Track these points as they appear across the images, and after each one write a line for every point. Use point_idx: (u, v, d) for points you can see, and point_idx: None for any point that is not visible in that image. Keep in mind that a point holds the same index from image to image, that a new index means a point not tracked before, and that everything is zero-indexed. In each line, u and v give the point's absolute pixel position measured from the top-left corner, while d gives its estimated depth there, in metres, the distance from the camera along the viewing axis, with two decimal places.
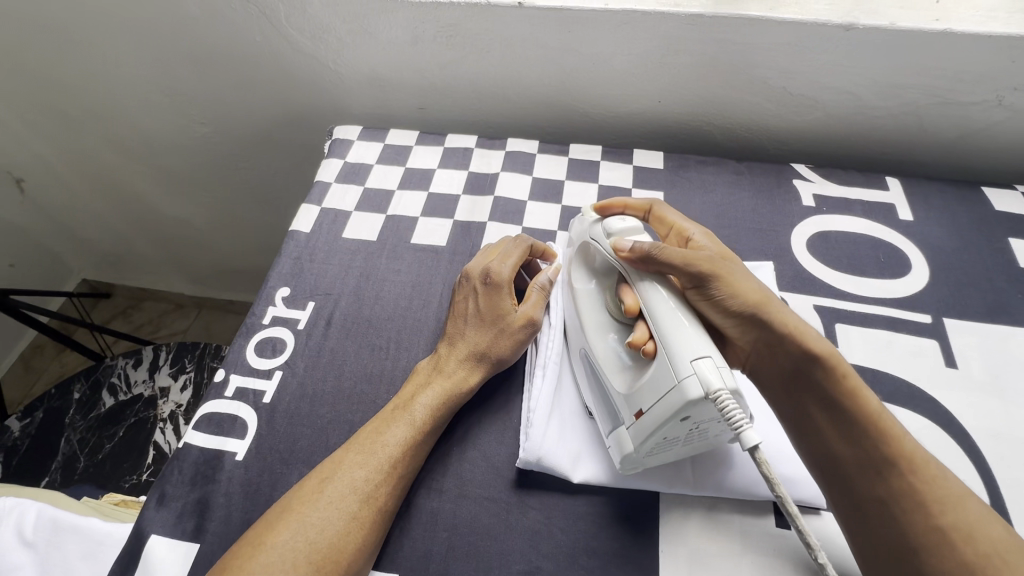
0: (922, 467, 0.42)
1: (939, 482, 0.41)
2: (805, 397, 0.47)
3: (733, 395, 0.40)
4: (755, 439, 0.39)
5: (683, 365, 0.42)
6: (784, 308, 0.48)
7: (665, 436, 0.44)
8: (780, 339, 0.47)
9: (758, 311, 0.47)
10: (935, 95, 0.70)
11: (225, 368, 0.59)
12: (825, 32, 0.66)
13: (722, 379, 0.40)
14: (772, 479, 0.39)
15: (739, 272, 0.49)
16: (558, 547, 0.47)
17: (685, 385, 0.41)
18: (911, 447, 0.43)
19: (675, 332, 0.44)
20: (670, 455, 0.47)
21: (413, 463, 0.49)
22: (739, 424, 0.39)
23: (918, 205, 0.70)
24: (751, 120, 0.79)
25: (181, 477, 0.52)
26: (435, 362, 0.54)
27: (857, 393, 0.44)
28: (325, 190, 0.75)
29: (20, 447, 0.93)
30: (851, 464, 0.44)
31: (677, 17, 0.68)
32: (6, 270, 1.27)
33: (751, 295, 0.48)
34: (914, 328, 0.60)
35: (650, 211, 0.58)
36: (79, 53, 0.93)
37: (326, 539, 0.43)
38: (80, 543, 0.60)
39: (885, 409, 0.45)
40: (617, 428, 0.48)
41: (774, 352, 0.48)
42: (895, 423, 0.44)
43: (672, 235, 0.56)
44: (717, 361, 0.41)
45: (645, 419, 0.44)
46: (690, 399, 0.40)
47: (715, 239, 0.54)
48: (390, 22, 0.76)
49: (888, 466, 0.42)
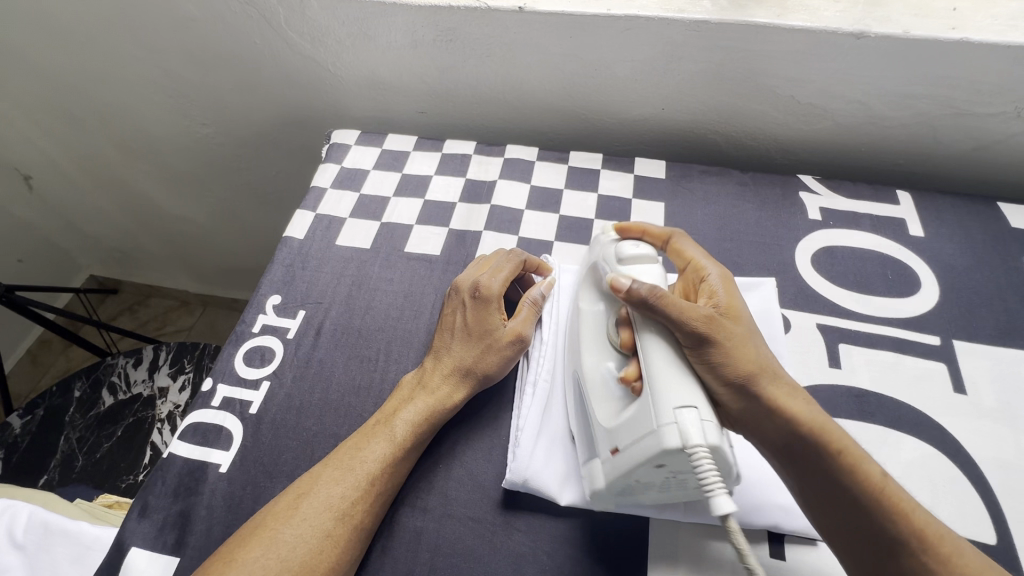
0: (934, 545, 0.40)
1: (953, 561, 0.39)
2: (804, 474, 0.44)
3: (711, 451, 0.39)
4: (728, 506, 0.38)
5: (664, 412, 0.40)
6: (780, 377, 0.46)
7: (637, 478, 0.42)
8: (776, 410, 0.44)
9: (753, 379, 0.45)
10: (950, 107, 0.67)
11: (213, 377, 0.58)
12: (836, 40, 0.64)
13: (703, 434, 0.39)
14: (743, 552, 0.37)
15: (737, 334, 0.46)
16: (543, 571, 0.46)
17: (662, 433, 0.40)
18: (924, 524, 0.40)
19: (663, 376, 0.42)
20: (646, 497, 0.46)
21: (393, 480, 0.48)
22: (711, 487, 0.38)
23: (930, 220, 0.68)
24: (757, 129, 0.77)
25: (164, 488, 0.51)
26: (420, 376, 0.53)
27: (860, 465, 0.42)
28: (320, 195, 0.74)
29: (20, 445, 0.93)
30: (857, 540, 0.41)
31: (681, 22, 0.66)
32: (14, 266, 1.28)
33: (746, 359, 0.45)
34: (922, 350, 0.58)
35: (669, 241, 0.56)
36: (83, 55, 0.94)
37: (299, 557, 0.42)
38: (69, 547, 0.60)
39: (891, 479, 0.42)
40: (592, 459, 0.47)
41: (771, 420, 0.45)
42: (904, 495, 0.41)
43: (689, 270, 0.54)
44: (702, 415, 0.40)
45: (618, 458, 0.43)
46: (666, 448, 0.39)
47: (731, 284, 0.51)
48: (389, 26, 0.75)
49: (896, 545, 0.40)
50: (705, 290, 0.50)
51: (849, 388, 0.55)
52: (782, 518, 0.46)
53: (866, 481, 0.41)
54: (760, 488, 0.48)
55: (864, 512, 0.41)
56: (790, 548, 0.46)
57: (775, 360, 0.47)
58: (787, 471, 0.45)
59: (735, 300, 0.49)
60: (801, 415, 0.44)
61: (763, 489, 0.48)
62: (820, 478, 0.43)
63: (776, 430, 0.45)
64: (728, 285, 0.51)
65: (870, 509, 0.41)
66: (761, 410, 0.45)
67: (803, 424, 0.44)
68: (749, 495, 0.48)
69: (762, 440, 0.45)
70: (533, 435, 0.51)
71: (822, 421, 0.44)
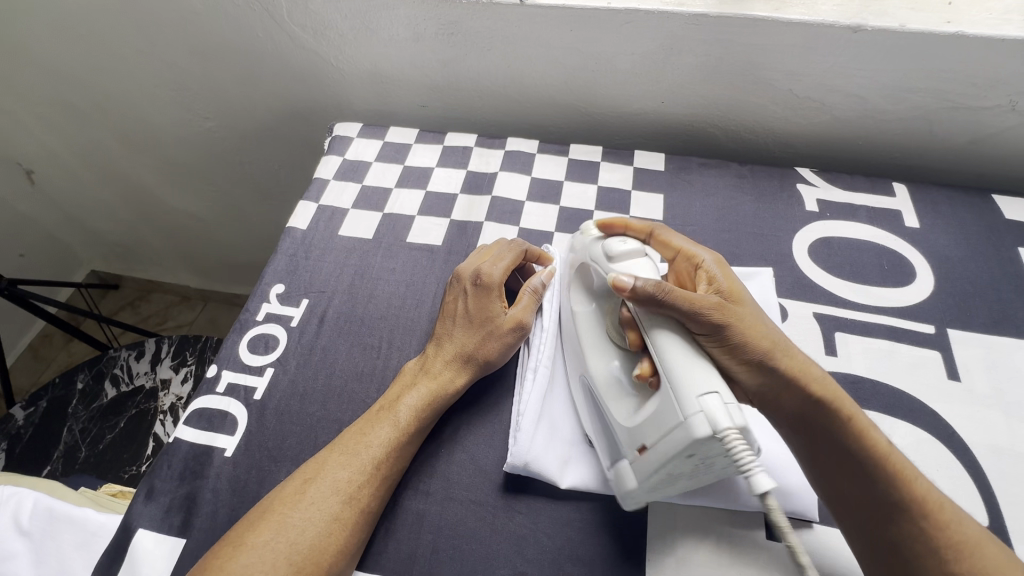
0: (939, 512, 0.40)
1: (959, 525, 0.40)
2: (817, 447, 0.45)
3: (741, 432, 0.39)
4: (767, 484, 0.38)
5: (688, 402, 0.40)
6: (793, 351, 0.47)
7: (671, 471, 0.42)
8: (789, 383, 0.45)
9: (766, 356, 0.45)
10: (945, 100, 0.68)
11: (217, 364, 0.59)
12: (833, 34, 0.64)
13: (730, 417, 0.39)
14: (783, 530, 0.37)
15: (746, 314, 0.47)
16: (543, 552, 0.47)
17: (691, 423, 0.40)
18: (929, 491, 0.41)
19: (683, 368, 0.42)
20: (674, 490, 0.46)
21: (398, 464, 0.48)
22: (747, 467, 0.38)
23: (925, 212, 0.69)
24: (755, 122, 0.78)
25: (170, 472, 0.52)
26: (422, 363, 0.54)
27: (867, 434, 0.43)
28: (323, 187, 0.75)
29: (24, 435, 0.94)
30: (869, 512, 0.42)
31: (680, 16, 0.66)
32: (16, 260, 1.28)
33: (757, 337, 0.46)
34: (917, 338, 0.58)
35: (652, 234, 0.57)
36: (87, 48, 0.94)
37: (308, 540, 0.43)
38: (75, 533, 0.61)
39: (897, 449, 0.43)
40: (618, 461, 0.47)
41: (779, 395, 0.46)
42: (910, 465, 0.43)
43: (681, 259, 0.55)
44: (725, 399, 0.40)
45: (648, 456, 0.43)
46: (697, 437, 0.39)
47: (727, 267, 0.52)
48: (392, 19, 0.76)
49: (907, 513, 0.41)
50: (704, 275, 0.51)
51: (845, 375, 0.56)
52: (779, 501, 0.47)
53: (875, 451, 0.43)
54: None
55: (876, 482, 0.42)
56: (788, 530, 0.47)
57: (785, 335, 0.48)
58: (801, 444, 0.46)
59: (735, 283, 0.50)
60: (812, 387, 0.45)
61: (759, 473, 0.49)
62: (831, 450, 0.44)
63: (788, 403, 0.46)
64: (724, 268, 0.52)
65: (879, 478, 0.42)
66: (774, 385, 0.46)
67: (814, 398, 0.45)
68: (746, 479, 0.48)
69: (777, 414, 0.47)
70: (535, 420, 0.52)
71: (832, 392, 0.45)
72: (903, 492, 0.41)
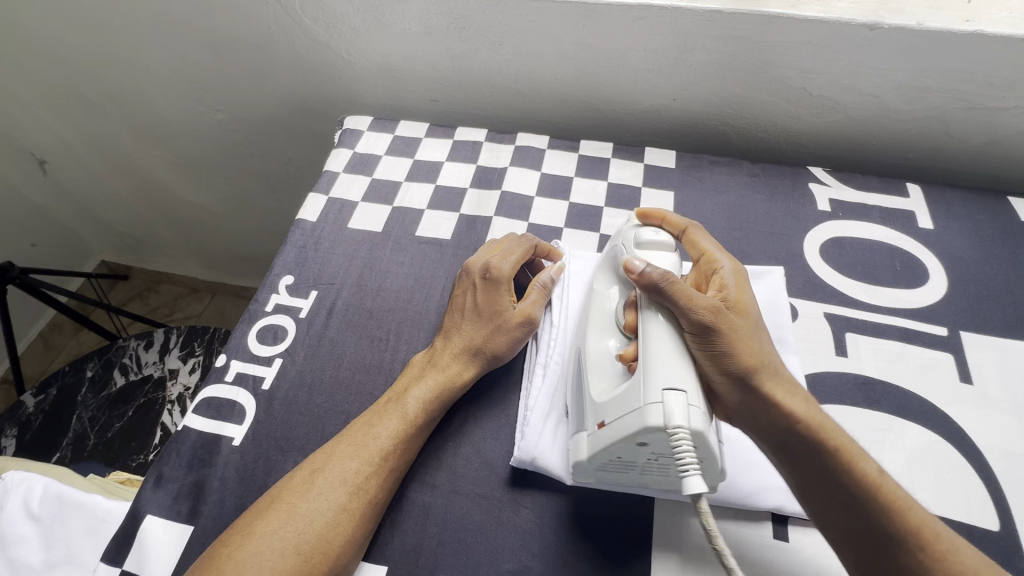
0: (929, 543, 0.40)
1: (950, 559, 0.39)
2: (797, 469, 0.44)
3: (693, 436, 0.40)
4: (698, 487, 0.39)
5: (653, 391, 0.41)
6: (781, 373, 0.47)
7: (618, 455, 0.43)
8: (774, 402, 0.45)
9: (753, 372, 0.45)
10: (962, 100, 0.67)
11: (227, 354, 0.59)
12: (849, 32, 0.64)
13: (687, 418, 0.40)
14: (710, 531, 0.39)
15: (742, 327, 0.47)
16: (549, 547, 0.47)
17: (647, 410, 0.41)
18: (921, 522, 0.40)
19: (657, 358, 0.43)
20: (624, 479, 0.47)
21: (405, 456, 0.48)
22: (685, 468, 0.39)
23: (940, 213, 0.68)
24: (767, 120, 0.77)
25: (179, 459, 0.52)
26: (430, 355, 0.54)
27: (860, 462, 0.43)
28: (333, 179, 0.75)
29: (34, 422, 0.95)
30: (848, 536, 0.42)
31: (694, 13, 0.66)
32: (28, 250, 1.30)
33: (749, 351, 0.46)
34: (929, 340, 0.58)
35: (685, 230, 0.56)
36: (100, 38, 0.95)
37: (315, 530, 0.43)
38: (84, 519, 0.61)
39: (888, 477, 0.43)
40: (578, 432, 0.47)
41: (769, 412, 0.45)
42: (902, 494, 0.42)
43: (703, 261, 0.54)
44: (689, 399, 0.41)
45: (602, 432, 0.44)
46: (648, 424, 0.40)
47: (745, 278, 0.51)
48: (404, 13, 0.76)
49: (890, 543, 0.40)
50: (716, 281, 0.50)
51: (856, 376, 0.56)
52: (785, 501, 0.47)
53: (861, 478, 0.42)
54: (762, 470, 0.49)
55: (856, 508, 0.41)
56: (794, 530, 0.47)
57: (776, 356, 0.48)
58: (782, 464, 0.45)
59: (745, 295, 0.50)
60: (797, 409, 0.45)
61: (764, 472, 0.48)
62: (812, 473, 0.43)
63: (773, 422, 0.45)
64: (741, 278, 0.51)
65: (868, 505, 0.41)
66: (758, 402, 0.45)
67: (799, 419, 0.44)
68: (751, 478, 0.48)
69: (758, 431, 0.46)
70: (542, 416, 0.52)
71: (817, 417, 0.45)
72: (887, 522, 0.41)
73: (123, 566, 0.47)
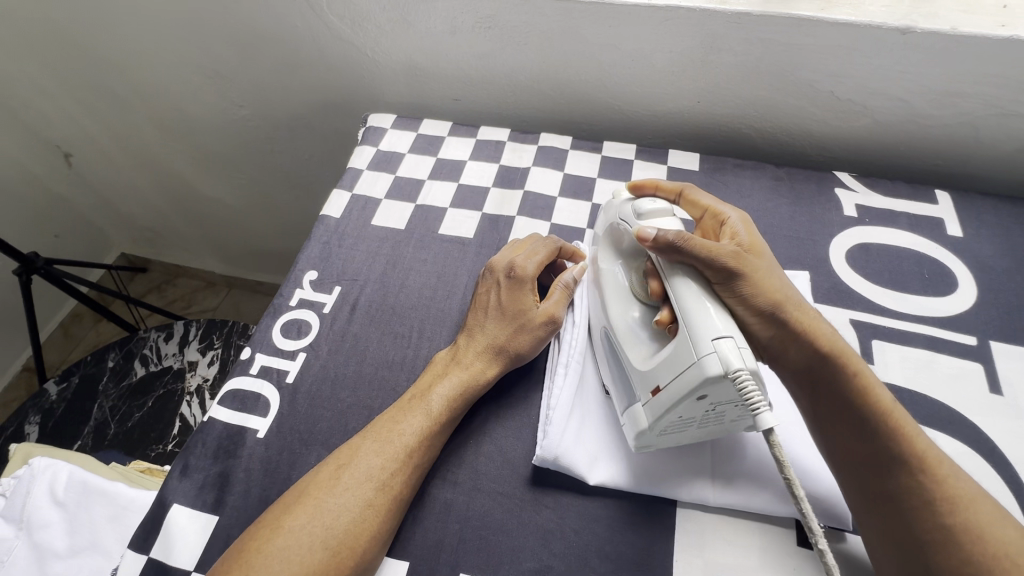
0: (935, 467, 0.41)
1: (950, 481, 0.41)
2: (821, 400, 0.46)
3: (752, 375, 0.40)
4: (771, 421, 0.40)
5: (703, 343, 0.41)
6: (804, 306, 0.48)
7: (681, 413, 0.43)
8: (799, 335, 0.47)
9: (778, 308, 0.47)
10: (993, 106, 0.67)
11: (251, 347, 0.60)
12: (880, 35, 0.63)
13: (742, 359, 0.40)
14: (784, 462, 0.39)
15: (762, 267, 0.48)
16: (570, 547, 0.47)
17: (704, 362, 0.41)
18: (925, 448, 0.42)
19: (697, 311, 0.44)
20: (686, 437, 0.47)
21: (429, 454, 0.49)
22: (756, 406, 0.40)
23: (970, 221, 0.67)
24: (793, 124, 0.76)
25: (204, 449, 0.53)
26: (453, 353, 0.54)
27: (871, 390, 0.44)
28: (356, 176, 0.75)
29: (56, 410, 0.97)
30: (862, 461, 0.43)
31: (722, 14, 0.65)
32: (51, 241, 1.32)
33: (772, 289, 0.47)
34: (958, 349, 0.57)
35: (681, 194, 0.57)
36: (127, 33, 0.96)
37: (343, 525, 0.43)
38: (108, 506, 0.63)
39: (898, 406, 0.45)
40: (633, 404, 0.48)
41: (787, 346, 0.47)
42: (909, 422, 0.43)
43: (707, 217, 0.55)
44: (738, 343, 0.41)
45: (661, 396, 0.44)
46: (709, 375, 0.40)
47: (751, 224, 0.53)
48: (430, 12, 0.76)
49: (901, 465, 0.42)
50: (727, 231, 0.52)
51: (882, 384, 0.55)
52: (812, 507, 0.46)
53: (877, 406, 0.44)
54: (788, 476, 0.48)
55: (869, 433, 0.43)
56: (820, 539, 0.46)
57: (797, 292, 0.49)
58: (806, 396, 0.47)
59: (756, 238, 0.52)
60: (819, 340, 0.46)
61: (790, 478, 0.48)
62: (835, 405, 0.45)
63: (797, 355, 0.47)
64: (749, 226, 0.53)
65: (878, 430, 0.43)
66: (785, 336, 0.47)
67: (822, 350, 0.46)
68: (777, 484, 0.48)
69: (784, 365, 0.48)
70: (565, 415, 0.52)
71: (840, 349, 0.46)
72: (898, 446, 0.42)
73: (150, 554, 0.48)
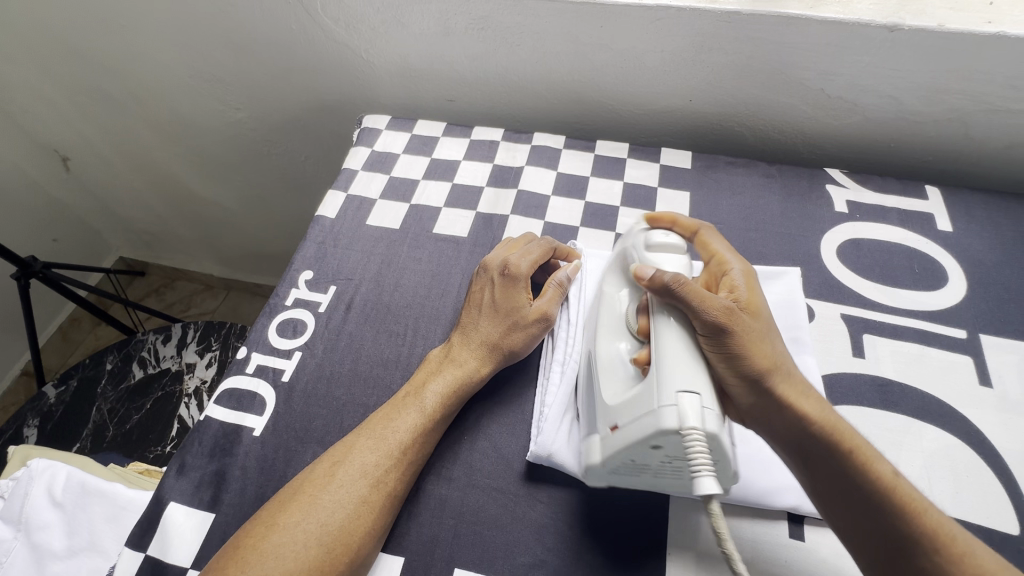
0: (947, 543, 0.39)
1: (969, 561, 0.38)
2: (813, 471, 0.44)
3: (707, 438, 0.40)
4: (712, 489, 0.38)
5: (666, 394, 0.41)
6: (794, 375, 0.47)
7: (632, 457, 0.43)
8: (787, 405, 0.45)
9: (767, 374, 0.45)
10: (982, 102, 0.67)
11: (247, 346, 0.60)
12: (869, 33, 0.64)
13: (701, 420, 0.40)
14: (721, 535, 0.39)
15: (756, 328, 0.47)
16: (564, 541, 0.47)
17: (661, 413, 0.41)
18: (936, 522, 0.40)
19: (671, 362, 0.43)
20: (637, 481, 0.46)
21: (424, 449, 0.49)
22: (698, 469, 0.39)
23: (960, 216, 0.67)
24: (785, 121, 0.77)
25: (201, 448, 0.53)
26: (447, 351, 0.55)
27: (871, 464, 0.42)
28: (351, 177, 0.76)
29: (55, 413, 0.97)
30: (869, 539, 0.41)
31: (711, 13, 0.66)
32: (50, 246, 1.33)
33: (761, 354, 0.45)
34: (947, 342, 0.57)
35: (696, 233, 0.57)
36: (124, 39, 0.97)
37: (337, 521, 0.43)
38: (105, 507, 0.63)
39: (903, 477, 0.43)
40: (591, 435, 0.47)
41: (777, 416, 0.45)
42: (915, 493, 0.42)
43: (714, 263, 0.54)
44: (703, 402, 0.41)
45: (616, 435, 0.43)
46: (663, 427, 0.40)
47: (755, 280, 0.51)
48: (423, 14, 0.77)
49: (910, 545, 0.40)
50: (728, 283, 0.51)
51: (873, 378, 0.55)
52: (802, 500, 0.47)
53: (876, 479, 0.42)
54: (779, 468, 0.49)
55: (873, 510, 0.41)
56: (810, 529, 0.47)
57: (790, 359, 0.48)
58: (795, 464, 0.45)
59: (757, 297, 0.50)
60: (809, 413, 0.45)
61: (780, 471, 0.49)
62: (828, 476, 0.43)
63: (788, 424, 0.45)
64: (751, 281, 0.51)
65: (881, 507, 0.41)
66: (770, 404, 0.45)
67: (814, 420, 0.44)
68: (767, 478, 0.48)
69: (773, 434, 0.46)
70: (559, 411, 0.52)
71: (832, 420, 0.45)
72: (906, 525, 0.40)
73: (147, 552, 0.48)
